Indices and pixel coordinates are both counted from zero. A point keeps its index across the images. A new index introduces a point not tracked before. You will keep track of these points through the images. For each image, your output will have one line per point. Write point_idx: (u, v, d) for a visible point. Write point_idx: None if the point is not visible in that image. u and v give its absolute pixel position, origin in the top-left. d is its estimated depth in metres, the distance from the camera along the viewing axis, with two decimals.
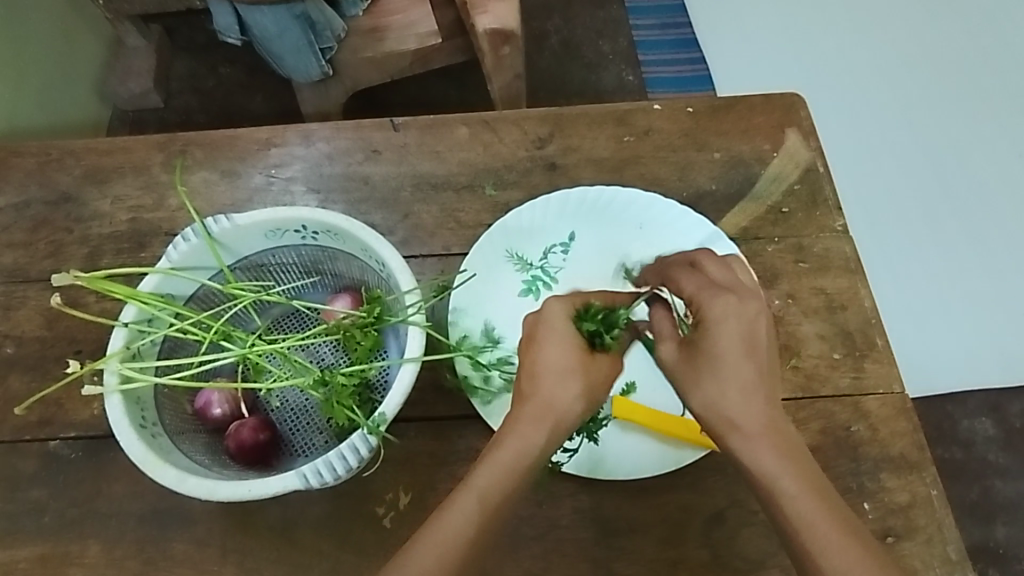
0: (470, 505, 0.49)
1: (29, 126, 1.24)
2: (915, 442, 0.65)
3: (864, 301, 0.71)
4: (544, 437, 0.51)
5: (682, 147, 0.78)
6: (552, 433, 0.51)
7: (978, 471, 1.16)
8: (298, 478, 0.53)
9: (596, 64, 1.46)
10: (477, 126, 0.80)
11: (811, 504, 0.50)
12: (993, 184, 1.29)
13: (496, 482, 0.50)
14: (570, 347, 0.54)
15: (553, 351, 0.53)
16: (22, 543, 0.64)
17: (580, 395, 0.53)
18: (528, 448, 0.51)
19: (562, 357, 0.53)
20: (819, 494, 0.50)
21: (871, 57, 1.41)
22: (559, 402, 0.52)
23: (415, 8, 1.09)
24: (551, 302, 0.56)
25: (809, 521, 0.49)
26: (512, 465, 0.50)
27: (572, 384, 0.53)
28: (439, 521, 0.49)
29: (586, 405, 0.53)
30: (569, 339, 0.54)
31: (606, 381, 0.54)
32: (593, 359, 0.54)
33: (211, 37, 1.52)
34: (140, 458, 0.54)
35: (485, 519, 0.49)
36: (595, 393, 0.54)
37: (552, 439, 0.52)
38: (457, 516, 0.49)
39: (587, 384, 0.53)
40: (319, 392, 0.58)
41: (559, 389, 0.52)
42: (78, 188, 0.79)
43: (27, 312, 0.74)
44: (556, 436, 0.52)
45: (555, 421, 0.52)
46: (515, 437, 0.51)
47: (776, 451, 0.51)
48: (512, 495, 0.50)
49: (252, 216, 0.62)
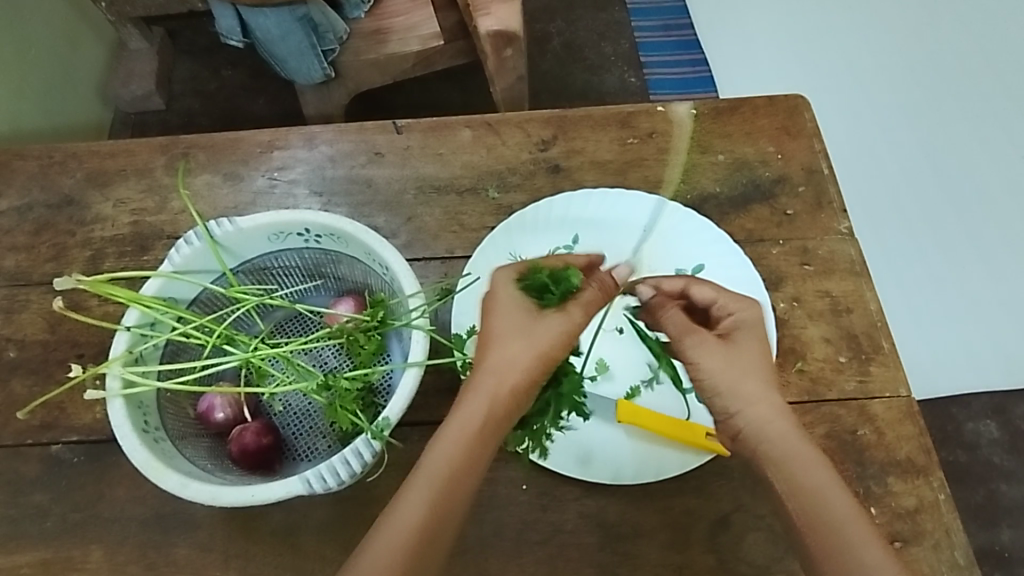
0: (420, 483, 0.50)
1: (31, 128, 1.23)
2: (921, 446, 0.65)
3: (869, 303, 0.71)
4: (488, 403, 0.52)
5: (686, 149, 0.78)
6: (496, 400, 0.52)
7: (982, 474, 1.16)
8: (302, 483, 0.53)
9: (598, 66, 1.46)
10: (480, 129, 0.79)
11: (843, 498, 0.50)
12: (995, 185, 1.29)
13: (440, 455, 0.50)
14: (514, 312, 0.54)
15: (498, 318, 0.54)
16: (23, 548, 0.64)
17: (524, 359, 0.53)
18: (471, 416, 0.51)
19: (506, 324, 0.54)
20: (845, 490, 0.51)
21: (874, 59, 1.41)
22: (500, 369, 0.52)
23: (417, 10, 1.09)
24: (501, 269, 0.57)
25: (848, 518, 0.49)
26: (458, 435, 0.51)
27: (512, 349, 0.53)
28: (392, 506, 0.50)
29: (535, 366, 0.53)
30: (513, 304, 0.55)
31: (557, 340, 0.53)
32: (538, 321, 0.54)
33: (214, 40, 1.53)
34: (143, 463, 0.54)
35: (437, 492, 0.50)
36: (548, 356, 0.53)
37: (498, 405, 0.52)
38: (409, 498, 0.50)
39: (534, 347, 0.53)
40: (323, 396, 0.58)
41: (502, 354, 0.53)
42: (80, 191, 0.79)
43: (30, 315, 0.74)
44: (506, 403, 0.52)
45: (498, 387, 0.52)
46: (461, 409, 0.52)
47: (801, 440, 0.53)
48: (466, 469, 0.51)
49: (256, 219, 0.62)
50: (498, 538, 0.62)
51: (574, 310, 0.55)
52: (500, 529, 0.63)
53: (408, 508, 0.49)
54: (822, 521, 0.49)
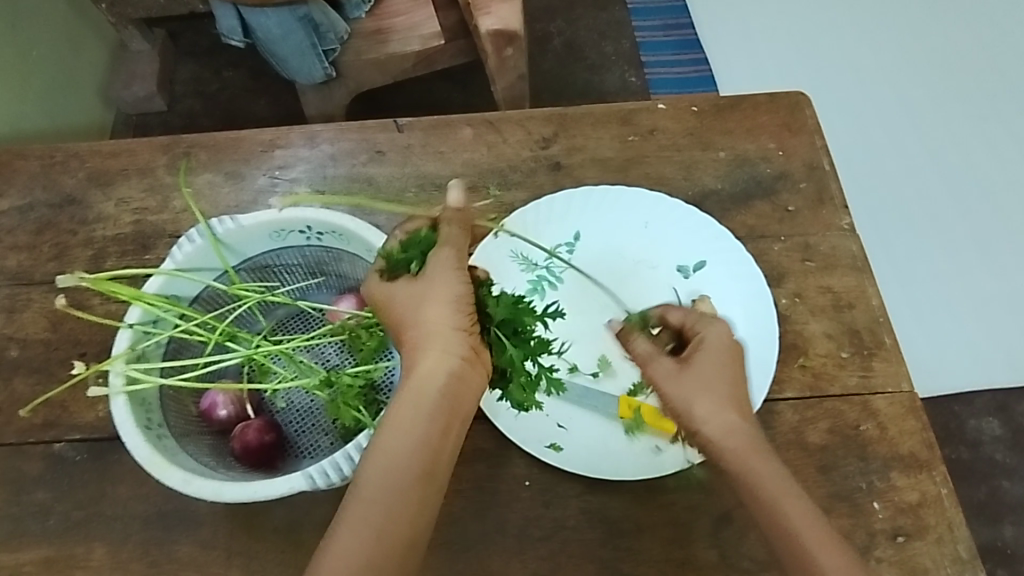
0: (366, 480, 0.48)
1: (33, 129, 1.24)
2: (924, 441, 0.65)
3: (872, 299, 0.71)
4: (424, 375, 0.51)
5: (687, 146, 0.78)
6: (433, 367, 0.51)
7: (985, 471, 1.17)
8: (305, 479, 0.53)
9: (599, 66, 1.47)
10: (482, 126, 0.79)
11: (793, 504, 0.50)
12: (996, 184, 1.29)
13: (383, 447, 0.49)
14: (404, 292, 0.54)
15: (398, 294, 0.54)
16: (26, 546, 0.64)
17: (438, 313, 0.52)
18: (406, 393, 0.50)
19: (407, 292, 0.54)
20: (799, 495, 0.51)
21: (875, 56, 1.41)
22: (422, 340, 0.52)
23: (418, 10, 1.09)
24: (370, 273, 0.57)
25: (801, 524, 0.49)
26: (403, 414, 0.50)
27: (425, 311, 0.53)
28: (344, 515, 0.48)
29: (451, 321, 0.53)
30: (397, 287, 0.54)
31: (451, 290, 0.53)
32: (425, 285, 0.53)
33: (214, 41, 1.53)
34: (146, 460, 0.54)
35: (388, 484, 0.48)
36: (458, 298, 0.53)
37: (432, 373, 0.51)
38: (356, 508, 0.47)
39: (439, 297, 0.53)
40: (324, 392, 0.59)
41: (418, 330, 0.53)
42: (82, 191, 0.79)
43: (32, 314, 0.74)
44: (442, 366, 0.51)
45: (426, 350, 0.52)
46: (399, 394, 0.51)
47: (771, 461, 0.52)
48: (418, 443, 0.49)
49: (257, 217, 0.62)
50: (501, 534, 0.63)
51: (446, 254, 0.54)
52: (502, 525, 0.63)
53: (358, 511, 0.47)
54: (777, 532, 0.50)
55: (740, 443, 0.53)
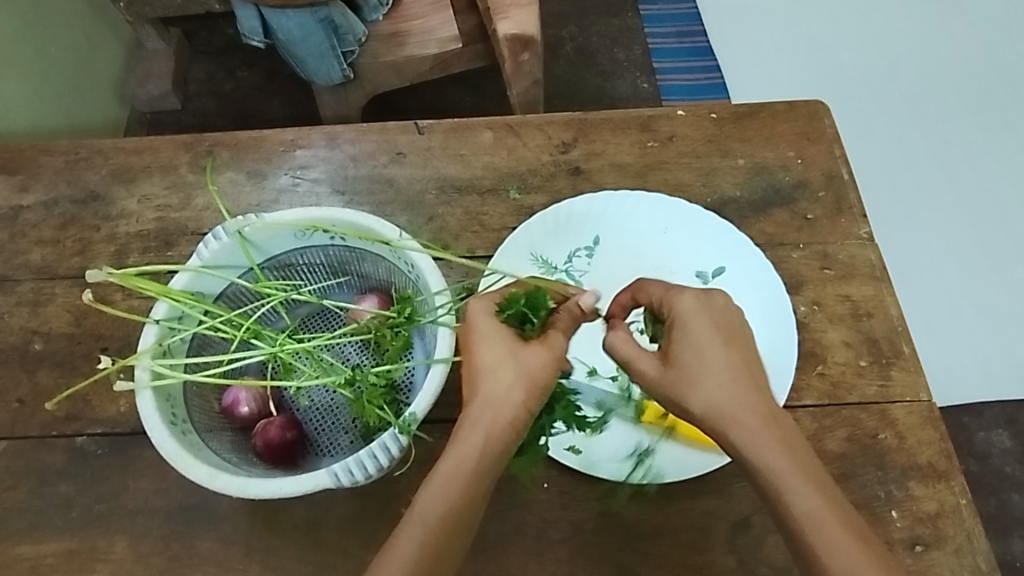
0: (414, 526, 0.49)
1: (50, 127, 1.25)
2: (942, 451, 0.65)
3: (890, 309, 0.71)
4: (484, 438, 0.51)
5: (706, 153, 0.78)
6: (496, 434, 0.52)
7: (994, 483, 1.17)
8: (330, 476, 0.53)
9: (611, 72, 1.48)
10: (502, 130, 0.80)
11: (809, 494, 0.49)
12: (1008, 197, 1.29)
13: (438, 500, 0.50)
14: (500, 344, 0.55)
15: (483, 350, 0.54)
16: (48, 538, 0.65)
17: (518, 387, 0.53)
18: (469, 453, 0.51)
19: (494, 354, 0.54)
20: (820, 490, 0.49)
21: (887, 68, 1.41)
22: (496, 400, 0.53)
23: (436, 13, 1.10)
24: (475, 301, 0.58)
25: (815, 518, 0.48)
26: (459, 473, 0.50)
27: (505, 377, 0.53)
28: (386, 551, 0.49)
29: (531, 394, 0.53)
30: (498, 336, 0.55)
31: (546, 367, 0.54)
32: (525, 348, 0.55)
33: (229, 40, 1.54)
34: (172, 453, 0.55)
35: (433, 535, 0.49)
36: (542, 385, 0.54)
37: (497, 437, 0.52)
38: (398, 553, 0.48)
39: (526, 372, 0.53)
40: (349, 391, 0.59)
41: (496, 385, 0.53)
42: (106, 187, 0.80)
43: (56, 308, 0.74)
44: (504, 437, 0.52)
45: (492, 418, 0.52)
46: (457, 445, 0.51)
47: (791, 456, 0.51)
48: (468, 503, 0.50)
49: (284, 216, 0.63)
50: (520, 535, 0.63)
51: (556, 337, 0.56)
52: (521, 527, 0.63)
53: (401, 557, 0.48)
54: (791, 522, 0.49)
55: (747, 434, 0.52)
